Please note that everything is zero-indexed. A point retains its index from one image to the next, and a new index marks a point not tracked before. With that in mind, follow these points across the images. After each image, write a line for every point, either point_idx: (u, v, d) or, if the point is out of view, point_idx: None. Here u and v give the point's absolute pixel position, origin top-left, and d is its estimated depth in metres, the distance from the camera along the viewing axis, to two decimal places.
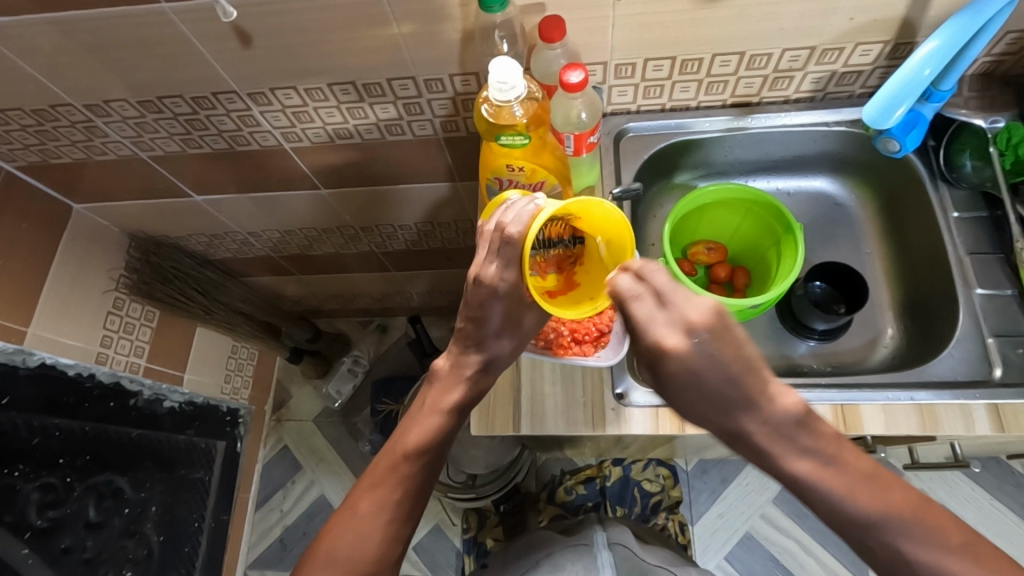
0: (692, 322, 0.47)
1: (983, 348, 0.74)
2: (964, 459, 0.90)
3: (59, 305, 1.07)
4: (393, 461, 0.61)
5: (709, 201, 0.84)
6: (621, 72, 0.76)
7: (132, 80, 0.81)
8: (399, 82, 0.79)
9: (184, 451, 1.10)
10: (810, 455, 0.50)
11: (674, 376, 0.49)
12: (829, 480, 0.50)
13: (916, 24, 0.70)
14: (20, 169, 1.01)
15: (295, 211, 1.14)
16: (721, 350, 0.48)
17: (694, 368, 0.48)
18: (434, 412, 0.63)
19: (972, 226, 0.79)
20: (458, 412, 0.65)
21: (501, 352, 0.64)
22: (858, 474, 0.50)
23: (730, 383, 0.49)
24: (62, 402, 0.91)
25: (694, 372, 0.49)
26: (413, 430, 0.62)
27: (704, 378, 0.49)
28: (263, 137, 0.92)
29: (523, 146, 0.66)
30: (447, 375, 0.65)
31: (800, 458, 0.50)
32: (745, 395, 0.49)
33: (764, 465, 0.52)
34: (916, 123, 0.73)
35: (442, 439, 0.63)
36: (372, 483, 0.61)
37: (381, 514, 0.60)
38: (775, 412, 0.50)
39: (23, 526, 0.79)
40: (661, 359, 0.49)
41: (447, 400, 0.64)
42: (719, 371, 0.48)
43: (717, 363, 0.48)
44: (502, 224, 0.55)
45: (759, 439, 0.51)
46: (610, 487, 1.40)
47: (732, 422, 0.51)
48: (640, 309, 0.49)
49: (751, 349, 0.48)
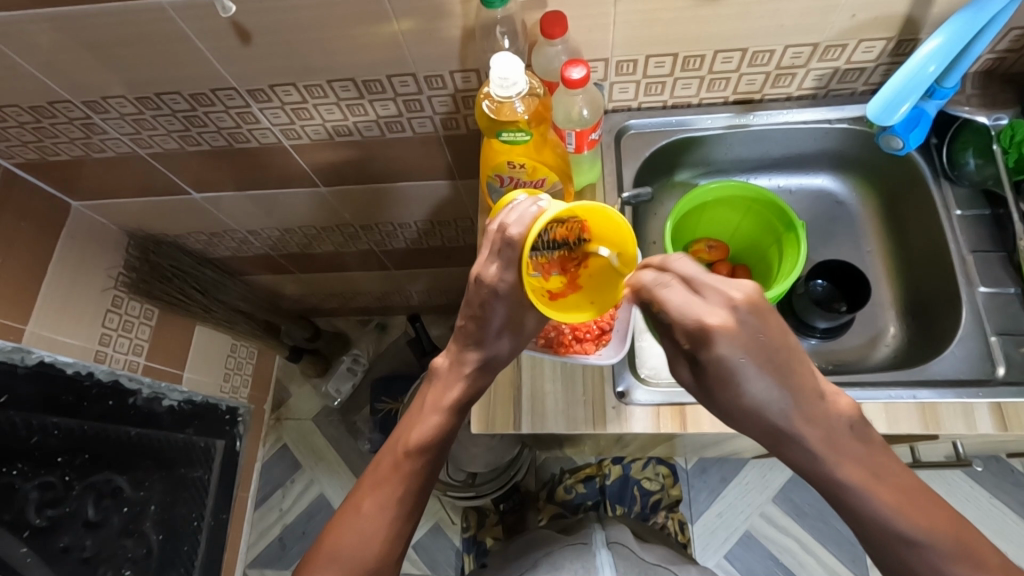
0: (731, 299, 0.50)
1: (986, 346, 0.74)
2: (965, 458, 0.90)
3: (58, 303, 1.06)
4: (395, 460, 0.61)
5: (711, 199, 0.84)
6: (623, 69, 0.76)
7: (131, 76, 0.81)
8: (399, 79, 0.79)
9: (184, 449, 1.10)
10: (863, 464, 0.51)
11: (722, 360, 0.50)
12: (880, 489, 0.51)
13: (920, 21, 0.70)
14: (18, 166, 1.00)
15: (295, 209, 1.14)
16: (767, 327, 0.49)
17: (743, 352, 0.50)
18: (436, 410, 0.64)
19: (974, 224, 0.79)
20: (459, 411, 0.65)
21: (500, 352, 0.64)
22: (856, 469, 0.51)
23: (774, 366, 0.50)
24: (61, 401, 0.90)
25: (744, 358, 0.50)
26: (415, 427, 0.63)
27: (752, 363, 0.50)
28: (262, 134, 0.92)
29: (524, 142, 0.65)
30: (447, 373, 0.65)
31: (850, 465, 0.51)
32: (793, 387, 0.51)
33: (811, 473, 0.53)
34: (919, 120, 0.73)
35: (444, 437, 0.63)
36: (372, 482, 0.61)
37: (387, 512, 0.60)
38: (829, 412, 0.52)
39: (21, 525, 0.79)
40: (707, 341, 0.50)
41: (450, 398, 0.64)
42: (764, 350, 0.49)
43: (762, 345, 0.50)
44: (504, 225, 0.55)
45: (765, 430, 0.52)
46: (610, 486, 1.40)
47: (784, 421, 0.52)
48: (674, 295, 0.52)
49: (792, 334, 0.51)
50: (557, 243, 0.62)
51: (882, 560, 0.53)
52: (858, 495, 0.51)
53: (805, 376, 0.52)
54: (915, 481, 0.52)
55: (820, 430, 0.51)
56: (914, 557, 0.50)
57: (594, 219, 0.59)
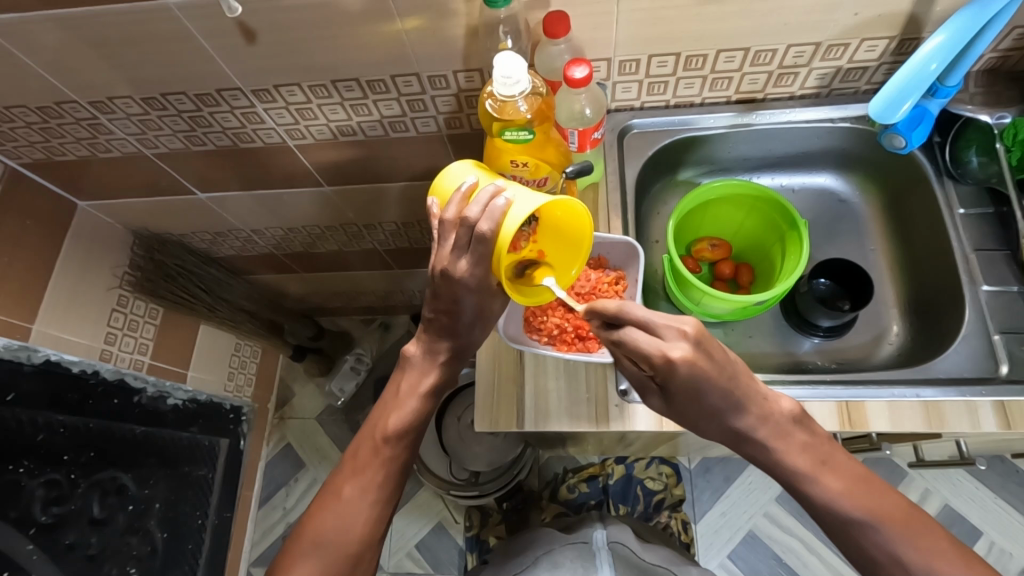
0: (685, 333, 0.51)
1: (989, 345, 0.73)
2: (969, 457, 0.89)
3: (65, 303, 1.07)
4: (373, 447, 0.62)
5: (714, 197, 0.84)
6: (626, 68, 0.76)
7: (137, 76, 0.81)
8: (403, 78, 0.79)
9: (188, 448, 1.10)
10: (810, 452, 0.55)
11: (683, 385, 0.52)
12: (826, 475, 0.54)
13: (923, 20, 0.70)
14: (25, 166, 1.01)
15: (299, 208, 1.14)
16: (714, 355, 0.51)
17: (703, 376, 0.51)
18: (413, 397, 0.64)
19: (977, 223, 0.79)
20: (433, 396, 0.66)
21: (472, 341, 0.66)
22: (820, 451, 0.55)
23: (727, 383, 0.53)
24: (66, 399, 0.91)
25: (703, 381, 0.52)
26: (392, 413, 0.64)
27: (709, 384, 0.52)
28: (267, 134, 0.92)
29: (527, 141, 0.65)
30: (421, 362, 0.66)
31: (798, 454, 0.55)
32: (742, 396, 0.54)
33: (772, 462, 0.56)
34: (922, 119, 0.73)
35: (419, 422, 0.64)
36: (359, 468, 0.62)
37: (376, 502, 0.61)
38: (774, 412, 0.55)
39: (28, 522, 0.80)
40: (669, 373, 0.52)
41: (425, 384, 0.65)
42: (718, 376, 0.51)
43: (715, 365, 0.52)
44: (472, 220, 0.53)
45: (734, 421, 0.55)
46: (613, 486, 1.40)
47: (738, 423, 0.55)
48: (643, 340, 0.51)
49: (730, 352, 0.53)
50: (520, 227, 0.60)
51: (883, 556, 0.53)
52: (810, 481, 0.54)
53: (747, 386, 0.55)
54: (860, 469, 0.55)
55: (768, 425, 0.55)
56: (866, 525, 0.53)
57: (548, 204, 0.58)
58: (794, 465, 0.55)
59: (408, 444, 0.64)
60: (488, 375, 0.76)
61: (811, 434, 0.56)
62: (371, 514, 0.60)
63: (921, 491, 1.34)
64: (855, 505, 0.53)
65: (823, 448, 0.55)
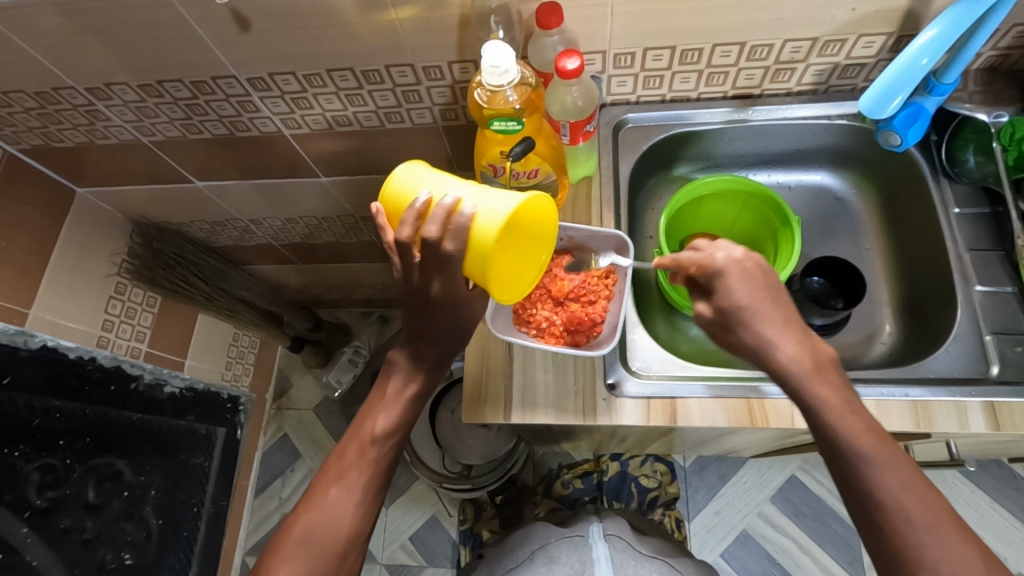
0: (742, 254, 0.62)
1: (981, 345, 0.73)
2: (958, 459, 0.88)
3: (61, 289, 1.07)
4: (360, 446, 0.63)
5: (706, 193, 0.83)
6: (621, 61, 0.76)
7: (133, 64, 0.82)
8: (397, 69, 0.79)
9: (185, 435, 1.11)
10: (837, 391, 0.56)
11: (724, 289, 0.60)
12: (847, 414, 0.55)
13: (920, 16, 0.69)
14: (24, 152, 1.01)
15: (294, 199, 1.15)
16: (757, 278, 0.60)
17: (740, 284, 0.59)
18: (401, 399, 0.65)
19: (972, 223, 0.78)
20: (419, 399, 0.67)
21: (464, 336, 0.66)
22: (846, 392, 0.56)
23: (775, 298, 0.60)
24: (64, 384, 0.93)
25: (740, 287, 0.59)
26: (375, 417, 0.64)
27: (754, 290, 0.59)
28: (263, 123, 0.93)
29: (517, 132, 0.64)
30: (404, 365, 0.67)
31: (825, 387, 0.56)
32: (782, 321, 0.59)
33: None
34: (918, 116, 0.72)
35: (404, 426, 0.65)
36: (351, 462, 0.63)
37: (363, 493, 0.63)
38: (814, 350, 0.58)
39: (22, 505, 0.83)
40: (714, 274, 0.61)
41: (408, 390, 0.66)
42: (754, 284, 0.59)
43: (750, 285, 0.59)
44: (431, 237, 0.55)
45: (773, 343, 0.58)
46: (608, 482, 1.43)
47: (773, 343, 0.58)
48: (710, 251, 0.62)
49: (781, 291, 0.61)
50: None
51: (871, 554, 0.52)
52: (826, 412, 0.55)
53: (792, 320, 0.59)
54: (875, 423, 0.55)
55: (804, 349, 0.58)
56: (863, 473, 0.53)
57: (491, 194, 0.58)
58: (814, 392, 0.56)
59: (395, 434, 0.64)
60: (475, 367, 0.76)
61: (848, 381, 0.57)
62: (357, 510, 0.61)
63: None
64: (868, 448, 0.53)
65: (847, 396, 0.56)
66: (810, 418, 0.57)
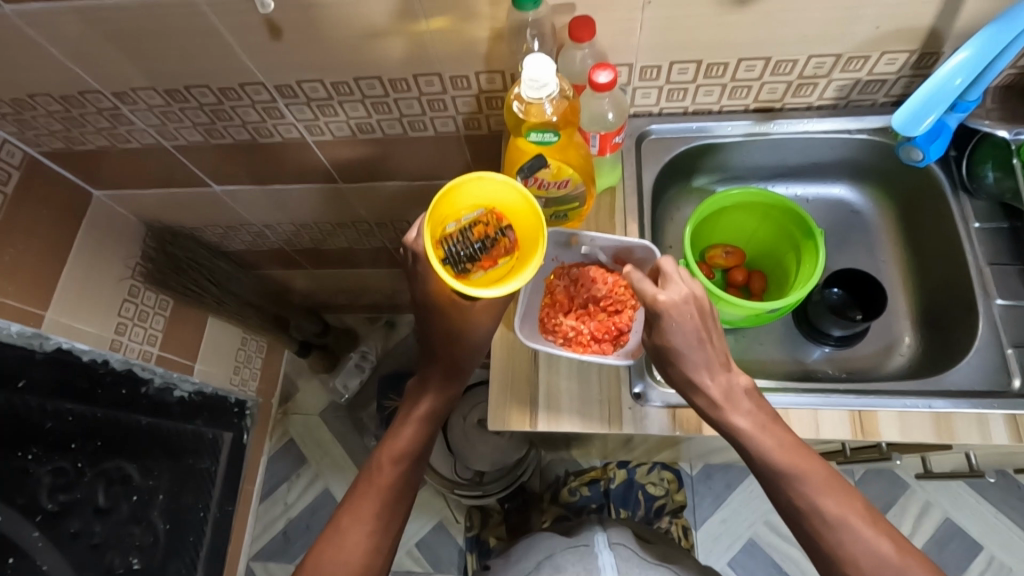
0: (695, 294, 0.61)
1: (1002, 358, 0.74)
2: (978, 469, 0.91)
3: (77, 292, 1.07)
4: (377, 468, 0.70)
5: (730, 203, 0.85)
6: (646, 74, 0.77)
7: (160, 71, 0.82)
8: (425, 78, 0.80)
9: (192, 440, 1.18)
10: (751, 416, 0.62)
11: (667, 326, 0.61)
12: (762, 435, 0.61)
13: (943, 34, 0.70)
14: (43, 154, 1.01)
15: (310, 204, 1.15)
16: (690, 315, 0.61)
17: (676, 325, 0.61)
18: (412, 420, 0.72)
19: (992, 238, 0.80)
20: (431, 421, 0.73)
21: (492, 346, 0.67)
22: (760, 416, 0.62)
23: (707, 342, 0.62)
24: (77, 387, 0.96)
25: (674, 329, 0.61)
26: (392, 441, 0.71)
27: (688, 330, 0.61)
28: (286, 130, 0.93)
29: (552, 143, 0.66)
30: (416, 390, 0.74)
31: (740, 414, 0.62)
32: (706, 354, 0.61)
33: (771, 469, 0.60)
34: (941, 133, 0.73)
35: (418, 446, 0.71)
36: (376, 481, 0.69)
37: (382, 512, 0.68)
38: (731, 382, 0.62)
39: (35, 509, 0.85)
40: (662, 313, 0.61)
41: (418, 411, 0.72)
42: (690, 326, 0.60)
43: (681, 325, 0.61)
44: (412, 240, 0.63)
45: (695, 374, 0.62)
46: (614, 489, 1.39)
47: (695, 375, 0.62)
48: (675, 285, 0.61)
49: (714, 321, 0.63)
50: (480, 242, 0.62)
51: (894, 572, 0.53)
52: (747, 438, 0.61)
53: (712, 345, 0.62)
54: (793, 438, 0.61)
55: (724, 378, 0.62)
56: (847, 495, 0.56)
57: (475, 193, 0.62)
58: (732, 423, 0.61)
59: (402, 464, 0.70)
60: (501, 374, 0.76)
61: (761, 406, 0.62)
62: (372, 533, 0.67)
63: (922, 504, 1.34)
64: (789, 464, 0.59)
65: (764, 417, 0.62)
66: (731, 438, 0.63)
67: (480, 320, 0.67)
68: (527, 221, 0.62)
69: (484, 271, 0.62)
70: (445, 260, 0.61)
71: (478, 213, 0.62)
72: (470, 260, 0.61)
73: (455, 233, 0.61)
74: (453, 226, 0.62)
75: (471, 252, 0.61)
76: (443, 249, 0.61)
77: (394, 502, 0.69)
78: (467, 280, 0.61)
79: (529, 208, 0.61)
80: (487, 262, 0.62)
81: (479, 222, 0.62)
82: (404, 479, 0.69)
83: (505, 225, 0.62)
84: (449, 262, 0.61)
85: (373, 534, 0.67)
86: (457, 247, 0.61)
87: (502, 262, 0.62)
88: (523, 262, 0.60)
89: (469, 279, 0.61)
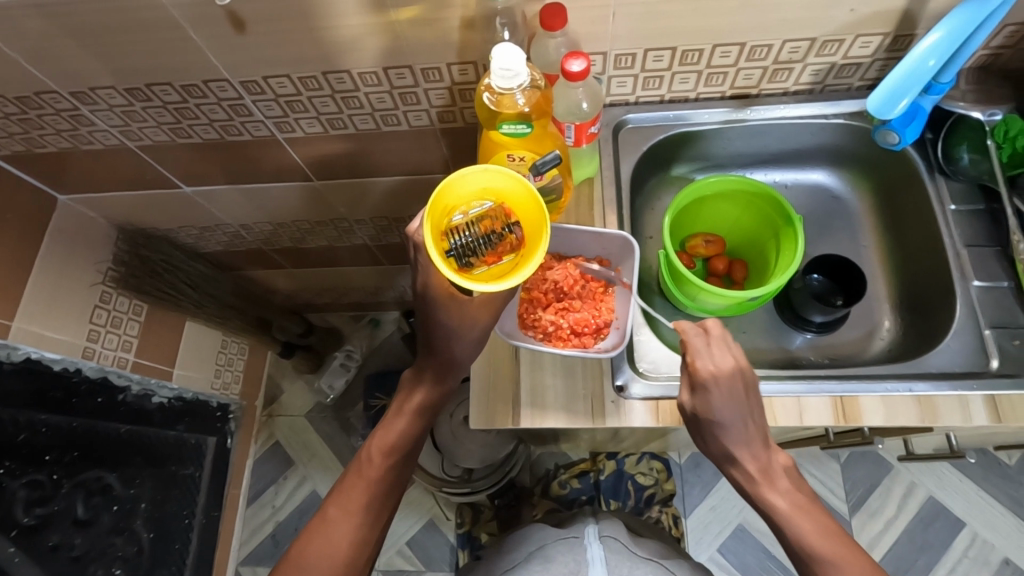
0: (742, 366, 0.61)
1: (980, 339, 0.75)
2: (959, 449, 0.92)
3: (45, 300, 1.03)
4: (360, 469, 0.68)
5: (709, 192, 0.84)
6: (621, 62, 0.76)
7: (119, 67, 0.79)
8: (396, 71, 0.78)
9: (174, 446, 1.16)
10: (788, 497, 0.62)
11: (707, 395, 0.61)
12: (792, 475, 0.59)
13: (917, 16, 0.70)
14: (3, 158, 0.98)
15: (284, 203, 1.13)
16: (736, 391, 0.61)
17: (720, 398, 0.61)
18: (405, 413, 0.70)
19: (969, 219, 0.80)
20: (420, 417, 0.71)
21: None
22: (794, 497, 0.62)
23: (749, 419, 0.62)
24: (49, 397, 0.95)
25: (718, 410, 0.61)
26: (382, 432, 0.69)
27: (729, 401, 0.61)
28: (255, 127, 0.91)
29: (524, 135, 0.66)
30: (411, 380, 0.72)
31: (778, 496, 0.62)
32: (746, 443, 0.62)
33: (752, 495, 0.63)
34: (916, 115, 0.73)
35: (410, 440, 0.70)
36: (365, 472, 0.67)
37: (368, 506, 0.67)
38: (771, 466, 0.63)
39: (10, 524, 0.82)
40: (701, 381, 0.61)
41: (411, 403, 0.70)
42: (733, 399, 0.61)
43: (727, 402, 0.61)
44: (416, 230, 0.62)
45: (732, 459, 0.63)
46: (604, 481, 1.41)
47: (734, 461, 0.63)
48: (716, 353, 0.62)
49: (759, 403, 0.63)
50: (486, 236, 0.60)
51: None
52: (785, 516, 0.61)
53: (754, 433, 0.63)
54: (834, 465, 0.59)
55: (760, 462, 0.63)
56: None
57: (481, 185, 0.60)
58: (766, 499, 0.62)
59: (387, 464, 0.68)
60: (483, 372, 0.75)
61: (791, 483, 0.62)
62: (355, 533, 0.65)
63: (906, 484, 1.36)
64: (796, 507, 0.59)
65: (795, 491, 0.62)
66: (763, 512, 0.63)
67: (474, 317, 0.66)
68: (533, 217, 0.60)
69: (488, 267, 0.60)
70: (449, 253, 0.59)
71: (486, 207, 0.61)
72: (474, 253, 0.59)
73: (461, 225, 0.60)
74: (459, 218, 0.61)
75: (473, 244, 0.59)
76: (448, 241, 0.60)
77: (380, 497, 0.68)
78: (470, 274, 0.59)
79: (535, 202, 0.59)
80: (490, 257, 0.60)
81: (486, 215, 0.60)
82: (394, 472, 0.68)
83: (513, 221, 0.61)
84: (452, 254, 0.59)
85: (358, 534, 0.66)
86: (461, 238, 0.59)
87: (506, 259, 0.60)
88: (526, 258, 0.58)
89: (471, 273, 0.59)
